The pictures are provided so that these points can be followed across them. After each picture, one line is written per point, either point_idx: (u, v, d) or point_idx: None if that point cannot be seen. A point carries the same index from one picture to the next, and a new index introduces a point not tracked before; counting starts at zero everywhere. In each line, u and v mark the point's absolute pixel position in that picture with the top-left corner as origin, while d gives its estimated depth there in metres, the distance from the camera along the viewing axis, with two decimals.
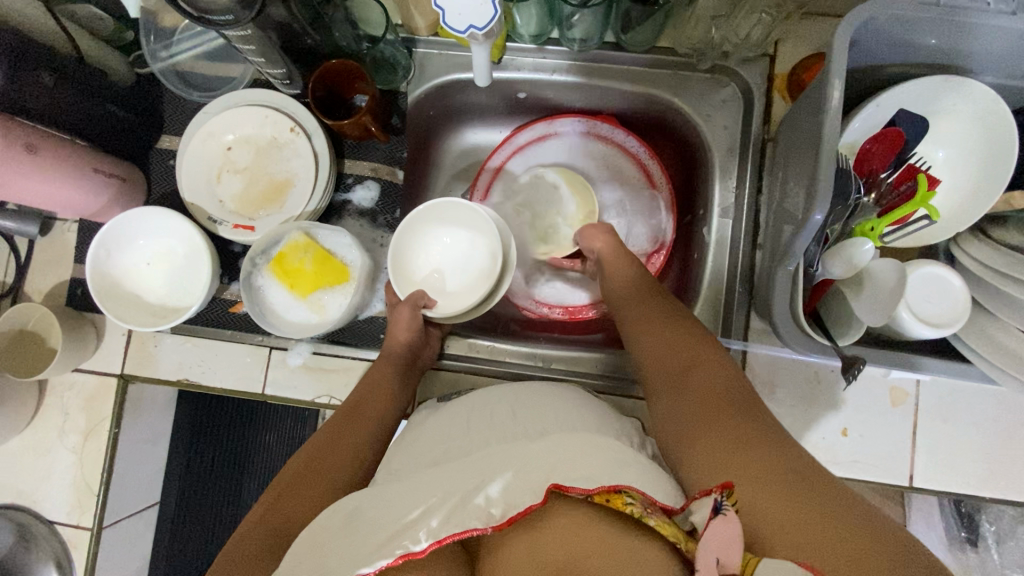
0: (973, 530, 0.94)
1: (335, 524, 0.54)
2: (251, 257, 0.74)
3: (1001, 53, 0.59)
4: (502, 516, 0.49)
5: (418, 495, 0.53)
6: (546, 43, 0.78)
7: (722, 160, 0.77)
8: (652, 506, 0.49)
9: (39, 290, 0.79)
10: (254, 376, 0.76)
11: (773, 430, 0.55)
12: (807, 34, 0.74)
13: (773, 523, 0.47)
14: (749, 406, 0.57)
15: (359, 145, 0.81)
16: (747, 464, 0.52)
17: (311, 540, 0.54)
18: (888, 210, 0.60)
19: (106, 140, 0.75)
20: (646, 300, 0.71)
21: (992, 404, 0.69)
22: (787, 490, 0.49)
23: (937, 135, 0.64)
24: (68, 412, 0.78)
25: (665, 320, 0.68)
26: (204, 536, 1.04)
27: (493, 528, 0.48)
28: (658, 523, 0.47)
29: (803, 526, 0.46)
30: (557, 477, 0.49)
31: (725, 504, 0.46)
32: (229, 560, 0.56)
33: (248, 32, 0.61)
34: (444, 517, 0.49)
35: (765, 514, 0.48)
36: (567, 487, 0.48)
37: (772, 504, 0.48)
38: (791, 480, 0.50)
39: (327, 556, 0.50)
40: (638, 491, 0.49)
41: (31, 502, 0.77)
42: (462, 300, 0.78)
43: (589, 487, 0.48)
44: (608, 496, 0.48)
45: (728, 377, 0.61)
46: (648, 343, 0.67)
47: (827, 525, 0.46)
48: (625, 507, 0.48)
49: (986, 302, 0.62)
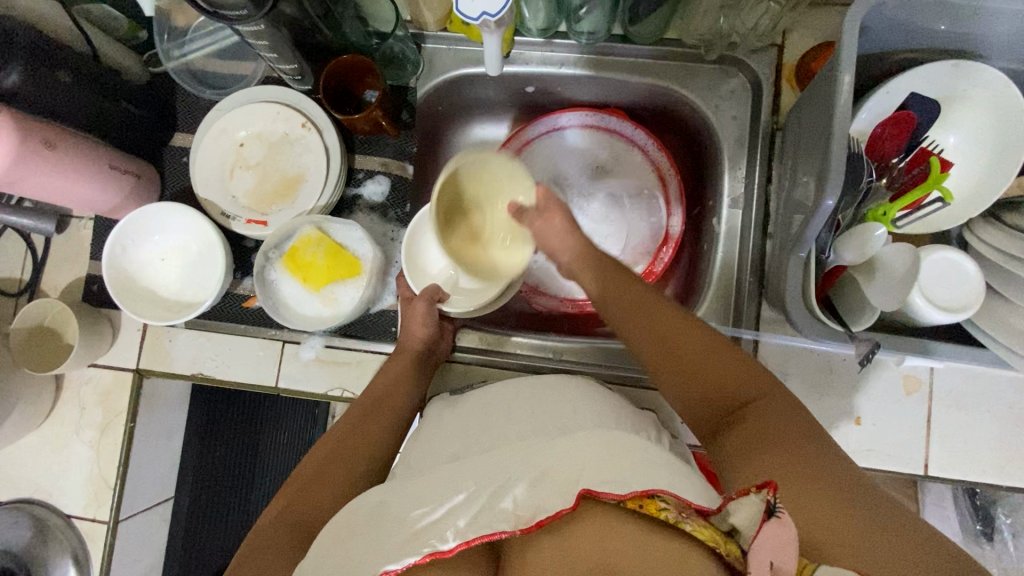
0: (987, 523, 0.94)
1: (362, 516, 0.55)
2: (263, 252, 0.74)
3: (1011, 36, 0.59)
4: (531, 518, 0.49)
5: (440, 492, 0.54)
6: (554, 36, 0.79)
7: (731, 150, 0.77)
8: (687, 509, 0.48)
9: (56, 287, 0.80)
10: (267, 369, 0.77)
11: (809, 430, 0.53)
12: (816, 23, 0.74)
13: (821, 528, 0.46)
14: (786, 411, 0.54)
15: (369, 140, 0.82)
16: (785, 464, 0.50)
17: (333, 534, 0.54)
18: (899, 193, 0.60)
19: (121, 137, 0.76)
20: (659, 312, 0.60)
21: (1007, 391, 0.69)
22: (826, 490, 0.48)
23: (949, 121, 0.64)
24: (85, 406, 0.79)
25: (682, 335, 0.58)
26: (217, 532, 1.05)
27: (520, 530, 0.49)
28: (695, 528, 0.46)
29: (849, 530, 0.45)
30: (586, 481, 0.50)
31: (778, 506, 0.43)
32: (255, 552, 0.57)
33: (260, 27, 0.62)
34: (471, 517, 0.50)
35: (811, 519, 0.47)
36: (599, 491, 0.48)
37: (826, 512, 0.47)
38: (829, 480, 0.49)
39: (350, 553, 0.51)
40: (672, 495, 0.49)
41: (49, 497, 0.78)
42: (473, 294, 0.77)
43: (622, 492, 0.48)
44: (641, 501, 0.49)
45: (755, 381, 0.56)
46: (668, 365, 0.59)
47: (870, 524, 0.45)
48: (659, 512, 0.47)
49: (999, 286, 0.61)
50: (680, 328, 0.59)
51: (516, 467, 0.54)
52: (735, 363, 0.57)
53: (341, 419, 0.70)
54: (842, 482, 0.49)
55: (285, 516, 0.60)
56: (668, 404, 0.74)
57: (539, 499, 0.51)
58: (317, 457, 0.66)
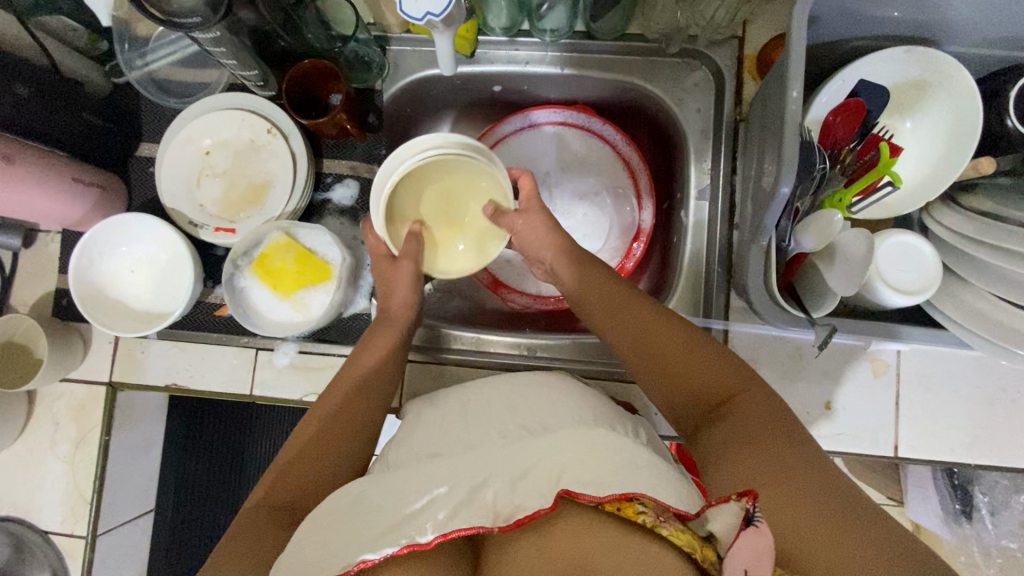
0: (967, 501, 0.94)
1: (345, 506, 0.55)
2: (233, 258, 0.74)
3: (957, 20, 0.60)
4: (509, 516, 0.50)
5: (422, 483, 0.55)
6: (517, 35, 0.79)
7: (696, 142, 0.78)
8: (665, 513, 0.48)
9: (25, 302, 0.80)
10: (242, 378, 0.77)
11: (804, 443, 0.52)
12: (772, 15, 0.74)
13: (800, 539, 0.46)
14: (783, 424, 0.53)
15: (337, 144, 0.82)
16: (776, 478, 0.49)
17: (315, 523, 0.54)
18: (853, 179, 0.62)
19: (84, 149, 0.75)
20: (654, 327, 0.61)
21: (973, 370, 0.70)
22: (818, 509, 0.47)
23: (901, 107, 0.65)
24: (59, 421, 0.78)
25: (677, 351, 0.59)
26: (203, 541, 1.05)
27: (498, 527, 0.50)
28: (672, 532, 0.46)
29: (835, 547, 0.45)
30: (567, 481, 0.51)
31: (755, 515, 0.44)
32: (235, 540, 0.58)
33: (216, 34, 0.62)
34: (451, 509, 0.51)
35: (786, 526, 0.47)
36: (577, 493, 0.49)
37: (808, 525, 0.46)
38: (820, 497, 0.48)
39: (328, 545, 0.51)
40: (650, 498, 0.49)
41: (25, 513, 0.78)
42: (449, 259, 0.68)
43: (599, 494, 0.49)
44: (619, 504, 0.49)
45: (751, 390, 0.56)
46: (666, 379, 0.59)
47: (851, 539, 0.45)
48: (636, 516, 0.48)
49: (958, 268, 0.62)
50: (673, 336, 0.60)
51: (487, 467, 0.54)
52: (720, 366, 0.58)
53: (323, 402, 0.66)
54: (829, 496, 0.48)
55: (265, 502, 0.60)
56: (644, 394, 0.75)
57: (516, 496, 0.52)
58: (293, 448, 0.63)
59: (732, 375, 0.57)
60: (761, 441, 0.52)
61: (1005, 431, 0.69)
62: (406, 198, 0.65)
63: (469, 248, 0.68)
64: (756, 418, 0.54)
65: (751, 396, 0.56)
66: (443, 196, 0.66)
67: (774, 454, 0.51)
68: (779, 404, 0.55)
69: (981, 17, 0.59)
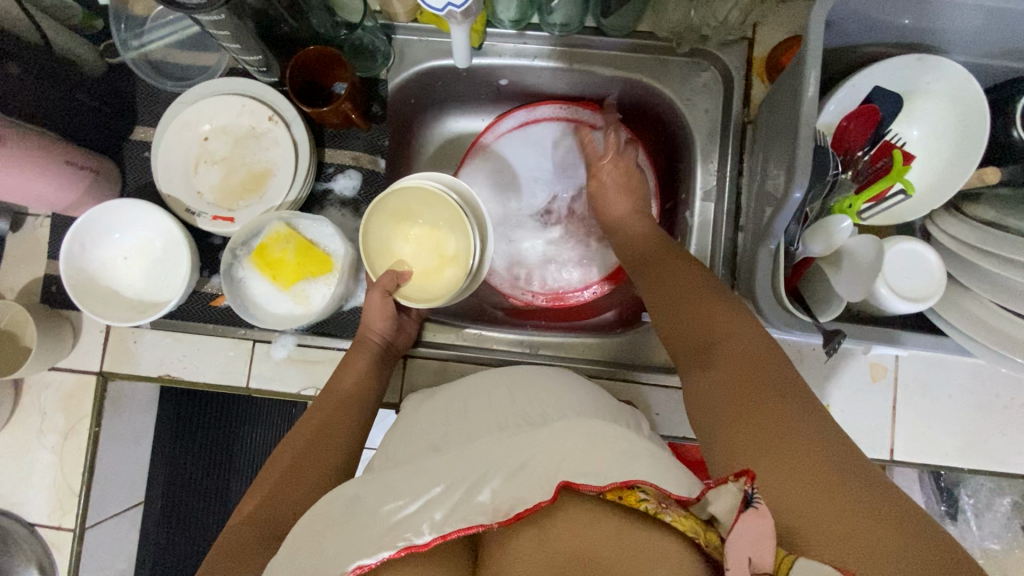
0: (952, 504, 0.96)
1: (339, 509, 0.54)
2: (232, 248, 0.72)
3: (967, 32, 0.61)
4: (509, 510, 0.49)
5: (423, 480, 0.54)
6: (526, 28, 0.78)
7: (704, 143, 0.77)
8: (666, 499, 0.47)
9: (12, 288, 0.77)
10: (238, 369, 0.75)
11: (807, 405, 0.52)
12: (784, 18, 0.74)
13: (789, 505, 0.46)
14: (784, 388, 0.53)
15: (339, 134, 0.80)
16: (767, 441, 0.50)
17: (312, 523, 0.53)
18: (864, 185, 0.63)
19: (78, 131, 0.73)
20: (674, 281, 0.66)
21: (968, 377, 0.71)
22: (808, 471, 0.47)
23: (912, 114, 0.65)
24: (46, 411, 0.76)
25: (692, 302, 0.63)
26: (191, 534, 1.04)
27: (497, 523, 0.49)
28: (674, 518, 0.45)
29: (825, 514, 0.45)
30: (567, 472, 0.49)
31: (755, 497, 0.43)
32: (223, 556, 0.57)
33: (220, 17, 0.59)
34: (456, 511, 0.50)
35: (786, 498, 0.47)
36: (578, 484, 0.48)
37: (795, 490, 0.47)
38: (814, 464, 0.47)
39: (331, 541, 0.50)
40: (652, 485, 0.47)
41: (10, 504, 0.75)
42: (427, 291, 0.72)
43: (601, 484, 0.48)
44: (621, 492, 0.48)
45: (750, 346, 0.57)
46: (677, 330, 0.64)
47: (842, 506, 0.45)
48: (638, 504, 0.47)
49: (960, 276, 0.63)
50: (691, 287, 0.65)
51: (491, 466, 0.53)
52: (747, 335, 0.58)
53: (309, 416, 0.69)
54: (822, 461, 0.48)
55: (256, 517, 0.60)
56: (645, 396, 0.74)
57: (517, 489, 0.50)
58: (277, 471, 0.64)
59: (759, 348, 0.57)
60: (767, 409, 0.52)
61: (997, 436, 0.70)
62: (395, 232, 0.73)
63: (446, 281, 0.71)
64: (774, 392, 0.53)
65: (772, 366, 0.55)
66: (430, 233, 0.72)
67: (772, 415, 0.51)
68: (784, 369, 0.55)
69: (993, 28, 0.60)
